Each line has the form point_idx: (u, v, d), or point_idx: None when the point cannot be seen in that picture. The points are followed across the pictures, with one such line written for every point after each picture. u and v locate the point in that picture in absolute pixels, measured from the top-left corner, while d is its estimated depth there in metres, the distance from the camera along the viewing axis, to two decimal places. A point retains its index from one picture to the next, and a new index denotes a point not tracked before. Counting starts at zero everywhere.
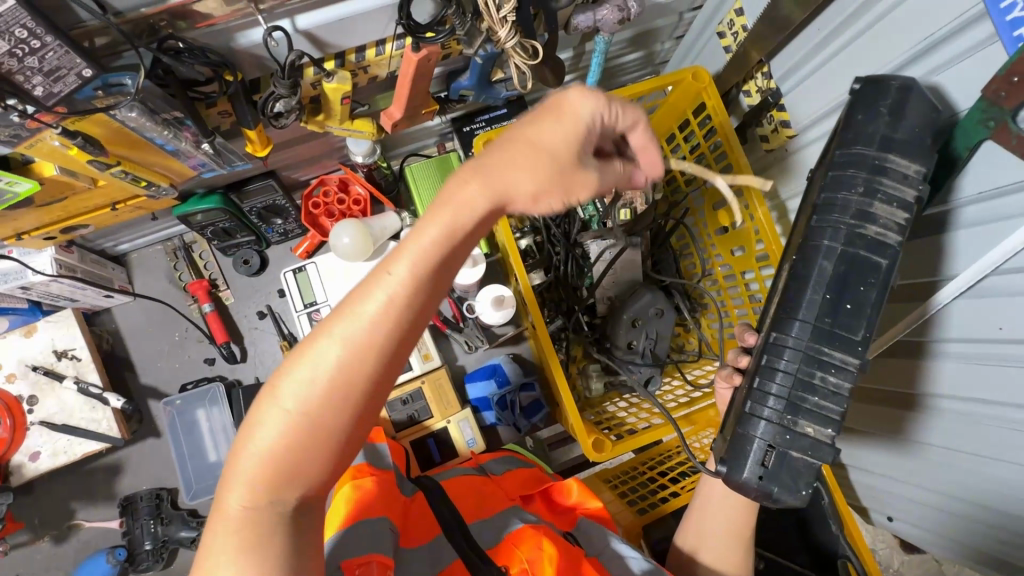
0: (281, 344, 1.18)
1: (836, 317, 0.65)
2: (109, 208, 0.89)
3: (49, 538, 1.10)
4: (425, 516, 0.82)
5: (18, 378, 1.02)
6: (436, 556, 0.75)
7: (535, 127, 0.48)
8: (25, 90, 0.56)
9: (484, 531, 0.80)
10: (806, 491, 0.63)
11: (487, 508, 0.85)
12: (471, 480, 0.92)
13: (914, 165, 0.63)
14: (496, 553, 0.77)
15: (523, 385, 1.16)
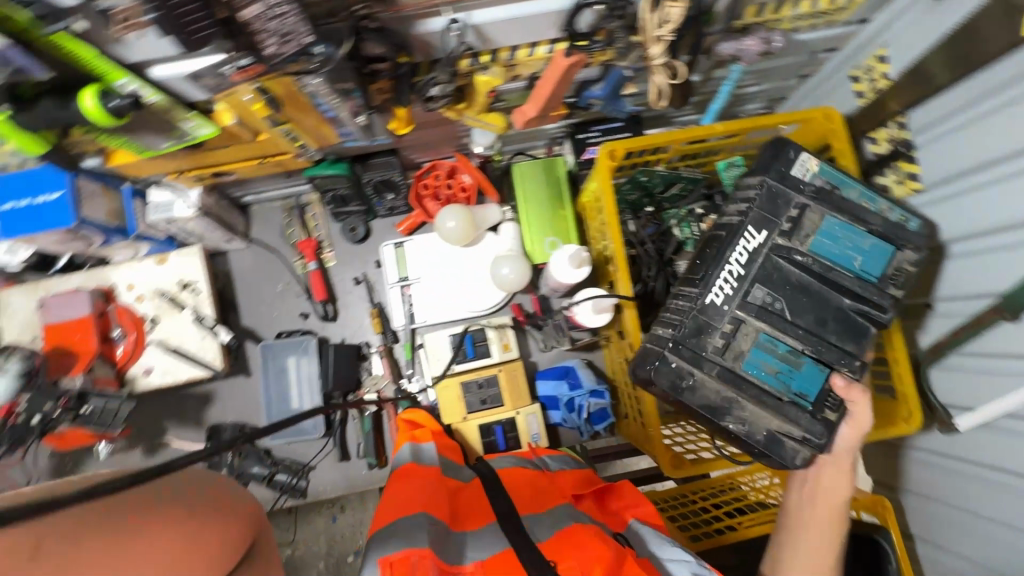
0: (371, 311, 1.25)
1: (688, 271, 0.88)
2: (257, 161, 0.96)
3: (141, 449, 1.20)
4: (479, 502, 0.88)
5: (146, 299, 1.12)
6: (488, 543, 0.78)
7: None
8: (257, 47, 0.63)
9: (537, 525, 0.82)
10: (650, 366, 0.81)
11: (542, 504, 0.87)
12: (528, 477, 0.94)
13: (754, 172, 0.86)
14: (542, 541, 0.79)
15: (592, 392, 1.15)
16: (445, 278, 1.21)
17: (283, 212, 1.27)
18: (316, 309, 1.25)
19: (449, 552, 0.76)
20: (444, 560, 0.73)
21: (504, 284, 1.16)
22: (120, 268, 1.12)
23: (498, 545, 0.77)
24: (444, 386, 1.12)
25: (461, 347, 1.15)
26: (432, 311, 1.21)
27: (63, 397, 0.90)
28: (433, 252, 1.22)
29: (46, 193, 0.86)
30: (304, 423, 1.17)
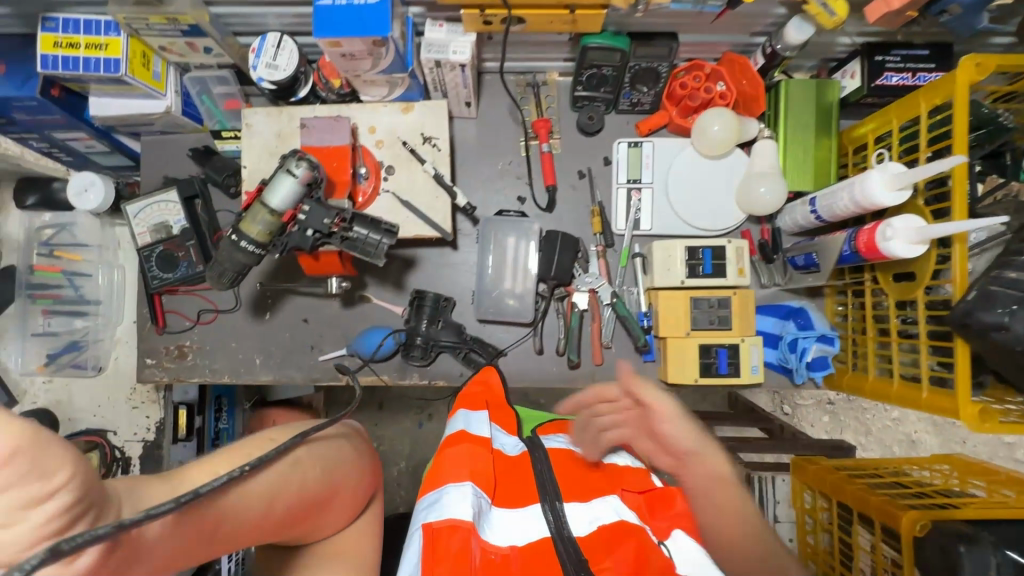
0: (590, 210, 1.18)
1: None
2: (567, 10, 0.91)
3: (340, 299, 1.19)
4: (522, 479, 0.79)
5: (384, 146, 1.07)
6: (525, 528, 0.72)
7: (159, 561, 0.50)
8: None
9: (575, 516, 0.74)
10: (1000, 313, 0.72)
11: (588, 491, 0.79)
12: (578, 462, 0.85)
13: None
14: (586, 545, 0.70)
15: (821, 337, 1.09)
16: (682, 188, 1.14)
17: (516, 87, 1.20)
18: (534, 195, 1.19)
19: (483, 524, 0.69)
20: (480, 536, 0.67)
21: (756, 205, 1.07)
22: (364, 109, 1.08)
23: (538, 532, 0.71)
24: (668, 296, 1.08)
25: (699, 262, 1.07)
26: (658, 219, 1.16)
27: (336, 213, 0.86)
28: (671, 160, 1.16)
29: None
30: (511, 307, 1.14)
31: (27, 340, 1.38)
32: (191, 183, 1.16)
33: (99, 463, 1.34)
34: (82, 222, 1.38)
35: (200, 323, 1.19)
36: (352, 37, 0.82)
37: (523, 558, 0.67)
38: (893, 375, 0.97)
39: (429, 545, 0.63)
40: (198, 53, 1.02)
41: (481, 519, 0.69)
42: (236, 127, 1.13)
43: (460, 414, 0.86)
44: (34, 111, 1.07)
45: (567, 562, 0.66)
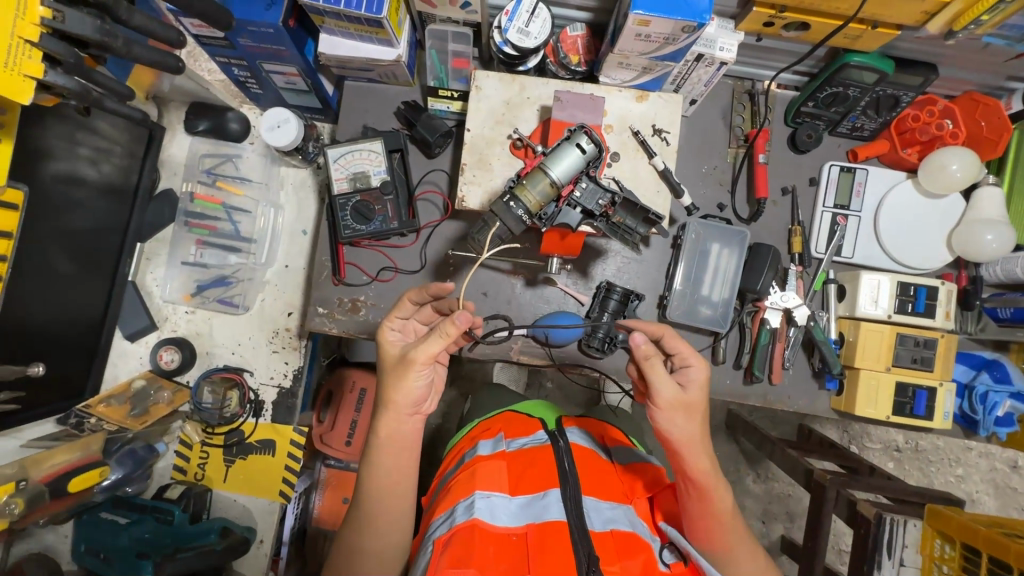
0: (789, 228, 1.16)
1: None
2: (869, 26, 0.87)
3: (522, 278, 1.17)
4: (542, 467, 0.91)
5: (613, 132, 1.04)
6: (544, 508, 0.83)
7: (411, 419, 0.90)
8: None
9: (594, 511, 0.85)
10: None
11: (607, 493, 0.89)
12: (598, 462, 0.96)
13: None
14: (598, 537, 0.80)
15: (1015, 393, 1.07)
16: (893, 221, 1.12)
17: (733, 93, 1.17)
18: (735, 204, 1.16)
19: (499, 512, 0.83)
20: (501, 521, 0.82)
21: (978, 251, 1.05)
22: (600, 90, 1.04)
23: (554, 513, 0.82)
24: (870, 330, 1.07)
25: (910, 299, 1.06)
26: (860, 248, 1.14)
27: (609, 195, 0.83)
28: (884, 192, 1.14)
29: None
30: (703, 313, 1.12)
31: (176, 268, 1.35)
32: (396, 137, 1.14)
33: (236, 402, 1.33)
34: (249, 158, 1.36)
35: (379, 280, 1.17)
36: (666, 18, 0.79)
37: (536, 536, 0.79)
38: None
39: (466, 530, 0.78)
40: (453, 6, 0.99)
41: (499, 510, 0.84)
42: (453, 87, 1.12)
43: (481, 443, 1.00)
44: (263, 38, 1.04)
45: (581, 555, 0.76)
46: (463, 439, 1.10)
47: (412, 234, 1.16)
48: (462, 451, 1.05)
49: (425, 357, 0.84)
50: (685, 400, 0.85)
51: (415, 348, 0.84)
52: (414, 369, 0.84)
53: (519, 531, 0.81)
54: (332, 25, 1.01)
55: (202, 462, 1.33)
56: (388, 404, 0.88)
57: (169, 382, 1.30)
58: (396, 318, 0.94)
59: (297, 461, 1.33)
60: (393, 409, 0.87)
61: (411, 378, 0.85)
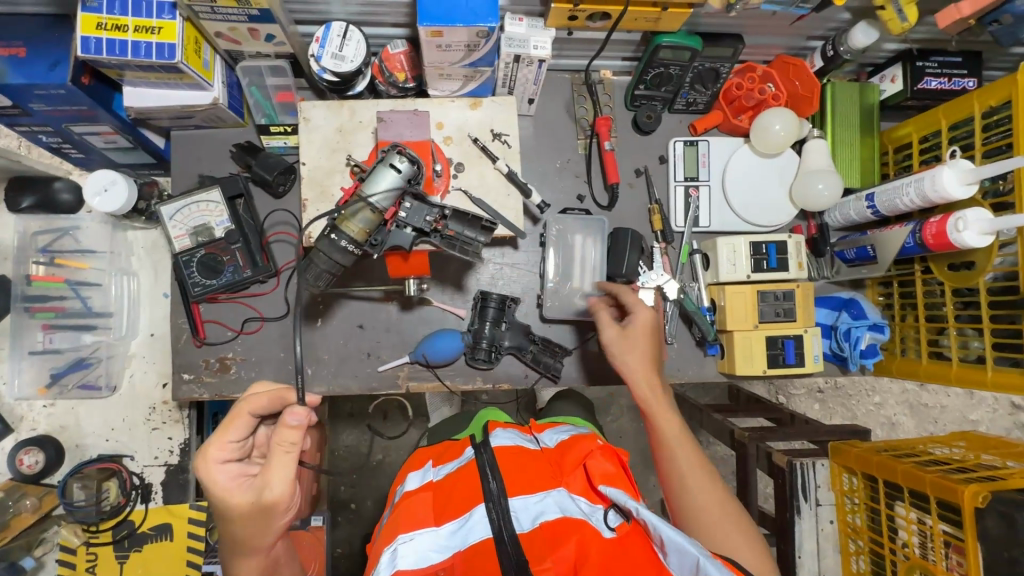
0: (649, 208, 1.19)
1: None
2: (659, 7, 0.90)
3: (397, 303, 1.13)
4: (465, 485, 0.83)
5: (452, 143, 1.03)
6: (469, 530, 0.78)
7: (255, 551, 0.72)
8: None
9: (523, 511, 0.80)
10: None
11: (535, 485, 0.84)
12: (524, 456, 0.89)
13: None
14: (527, 541, 0.77)
15: (872, 325, 1.14)
16: (739, 186, 1.17)
17: (572, 86, 1.19)
18: (594, 193, 1.18)
19: (425, 551, 0.76)
20: (426, 560, 0.75)
21: (812, 200, 1.13)
22: (431, 104, 1.03)
23: (478, 533, 0.77)
24: (735, 291, 1.11)
25: (763, 256, 1.11)
26: (716, 216, 1.19)
27: (437, 210, 0.82)
28: (727, 159, 1.19)
29: None
30: (580, 305, 1.13)
31: (23, 361, 1.22)
32: (234, 181, 1.08)
33: (117, 493, 1.21)
34: (88, 227, 1.24)
35: (244, 333, 1.10)
36: (455, 25, 0.79)
37: (463, 566, 0.74)
38: (985, 361, 0.98)
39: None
40: (257, 40, 0.95)
41: (425, 549, 0.77)
42: (285, 122, 1.07)
43: (408, 476, 0.92)
44: (59, 100, 0.96)
45: (509, 565, 0.72)
46: (397, 472, 1.01)
47: (272, 279, 1.11)
48: (393, 490, 0.96)
49: (286, 492, 0.68)
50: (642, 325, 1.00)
51: (266, 489, 0.67)
52: (276, 514, 0.68)
53: (448, 562, 0.76)
54: (131, 77, 0.95)
55: (90, 565, 1.21)
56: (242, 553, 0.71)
57: (34, 487, 1.18)
58: (227, 443, 0.68)
59: (199, 540, 1.23)
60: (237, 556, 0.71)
61: (273, 521, 0.69)
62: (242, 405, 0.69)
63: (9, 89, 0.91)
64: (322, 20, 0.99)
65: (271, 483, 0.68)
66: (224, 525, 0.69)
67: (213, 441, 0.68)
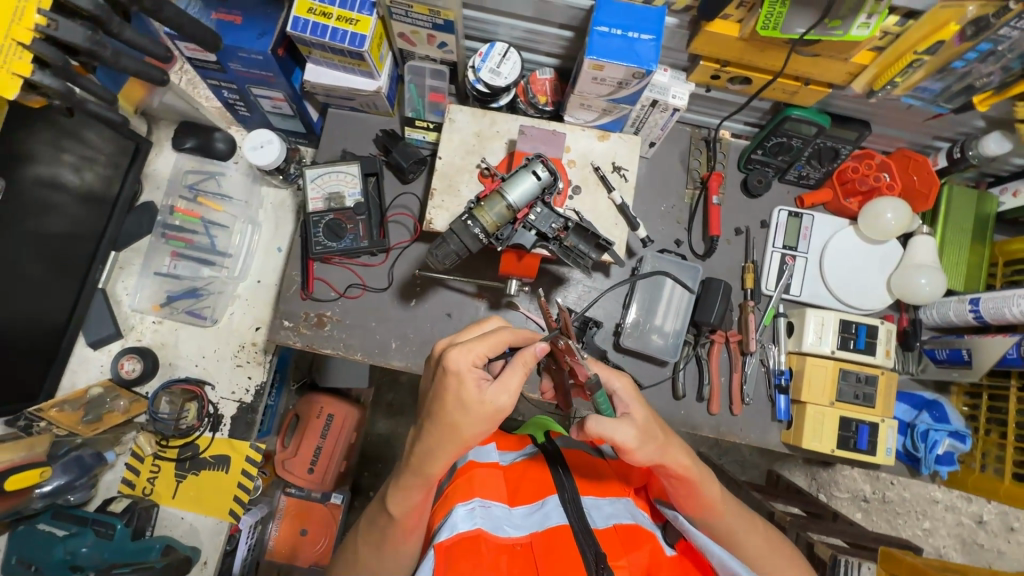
0: (742, 267, 1.22)
1: None
2: (801, 81, 0.96)
3: (486, 301, 1.20)
4: (536, 477, 0.89)
5: (575, 167, 1.11)
6: (545, 515, 0.82)
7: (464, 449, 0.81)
8: None
9: (594, 511, 0.85)
10: None
11: (603, 490, 0.90)
12: (590, 464, 0.95)
13: None
14: (602, 535, 0.81)
15: (954, 432, 1.11)
16: (836, 264, 1.19)
17: (690, 139, 1.26)
18: (692, 241, 1.23)
19: (502, 523, 0.80)
20: (501, 531, 0.79)
21: (912, 294, 1.12)
22: (564, 128, 1.12)
23: (557, 518, 0.80)
24: (815, 364, 1.12)
25: (851, 336, 1.12)
26: (807, 287, 1.21)
27: (562, 221, 0.89)
28: (829, 236, 1.21)
29: (641, 32, 0.88)
30: (658, 342, 1.16)
31: (148, 278, 1.37)
32: (372, 161, 1.20)
33: (194, 415, 1.32)
34: (232, 176, 1.41)
35: (346, 296, 1.20)
36: (617, 63, 0.87)
37: (542, 543, 0.78)
38: None
39: (471, 540, 0.75)
40: (430, 46, 1.08)
41: (501, 521, 0.80)
42: (429, 119, 1.20)
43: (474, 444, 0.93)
44: (252, 64, 1.11)
45: (589, 554, 0.75)
46: None
47: (382, 254, 1.21)
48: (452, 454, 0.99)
49: (509, 402, 0.79)
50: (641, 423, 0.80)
51: (501, 393, 0.79)
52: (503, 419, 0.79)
53: (524, 540, 0.80)
54: (318, 55, 1.09)
55: (152, 476, 1.30)
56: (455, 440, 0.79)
57: (127, 392, 1.30)
58: (481, 352, 0.80)
59: (250, 478, 1.31)
60: (447, 446, 0.79)
61: (492, 417, 0.79)
62: (500, 334, 0.82)
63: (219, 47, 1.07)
64: (486, 39, 1.11)
65: (505, 392, 0.79)
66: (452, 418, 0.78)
67: (470, 346, 0.80)
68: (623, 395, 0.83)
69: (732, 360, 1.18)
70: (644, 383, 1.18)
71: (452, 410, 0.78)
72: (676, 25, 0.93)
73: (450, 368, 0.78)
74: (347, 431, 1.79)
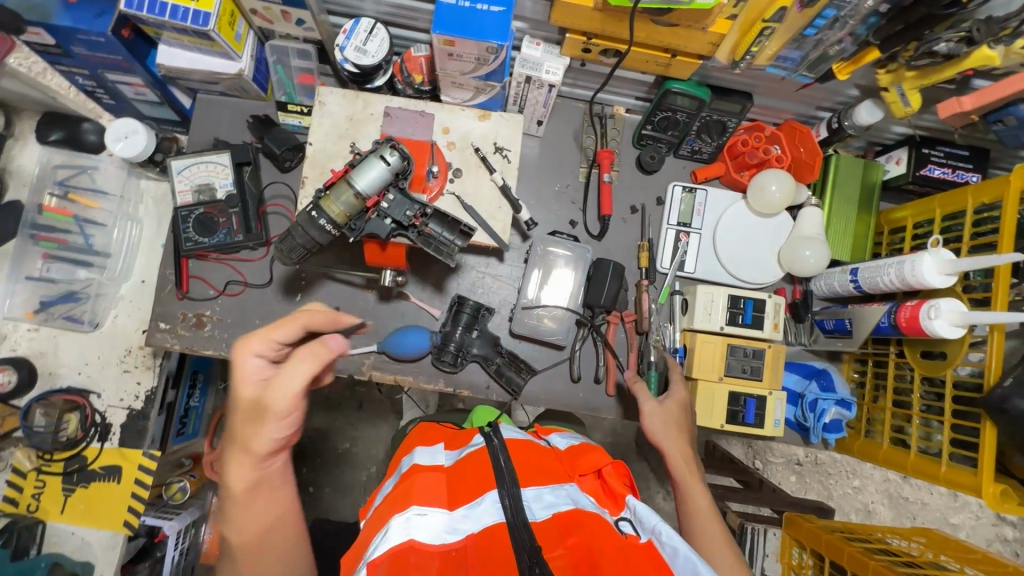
0: (638, 246, 1.21)
1: None
2: (668, 53, 0.93)
3: (375, 293, 1.16)
4: (476, 472, 0.83)
5: (454, 149, 1.06)
6: (481, 513, 0.77)
7: (249, 441, 0.70)
8: None
9: (535, 500, 0.79)
10: None
11: (546, 477, 0.83)
12: (536, 452, 0.89)
13: None
14: (540, 529, 0.76)
15: (840, 401, 1.13)
16: (729, 239, 1.19)
17: (583, 115, 1.22)
18: (587, 221, 1.21)
19: (437, 529, 0.74)
20: (435, 537, 0.73)
21: (799, 266, 1.13)
22: (441, 108, 1.07)
23: (492, 517, 0.76)
24: (705, 341, 1.12)
25: (740, 311, 1.12)
26: (702, 263, 1.20)
27: (418, 207, 0.85)
28: (722, 210, 1.20)
29: (491, 4, 0.83)
30: (552, 326, 1.14)
31: (19, 283, 1.28)
32: (245, 149, 1.13)
33: (76, 426, 1.24)
34: (105, 169, 1.31)
35: (226, 294, 1.14)
36: (467, 38, 0.83)
37: (479, 549, 0.74)
38: (941, 456, 0.97)
39: (399, 550, 0.70)
40: (288, 23, 1.01)
41: (438, 526, 0.75)
42: (303, 103, 1.13)
43: (419, 448, 0.90)
44: (97, 48, 1.02)
45: (522, 551, 0.71)
46: (399, 448, 1.00)
47: (262, 248, 1.14)
48: (396, 462, 0.95)
49: (284, 404, 0.67)
50: (667, 412, 1.01)
51: (271, 394, 0.67)
52: (276, 418, 0.68)
53: (461, 543, 0.75)
54: (167, 36, 1.00)
55: (37, 492, 1.24)
56: (267, 448, 0.71)
57: (1, 405, 1.22)
58: (268, 341, 0.72)
59: (145, 487, 1.25)
60: (245, 418, 0.69)
61: (264, 428, 0.69)
62: (298, 317, 0.73)
63: (53, 29, 0.98)
64: (352, 15, 1.05)
65: (280, 389, 0.67)
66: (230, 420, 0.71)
67: (258, 335, 0.72)
68: (673, 394, 1.03)
69: (629, 341, 1.17)
70: (541, 368, 1.16)
71: (242, 387, 0.71)
72: None
73: (234, 365, 0.72)
74: None
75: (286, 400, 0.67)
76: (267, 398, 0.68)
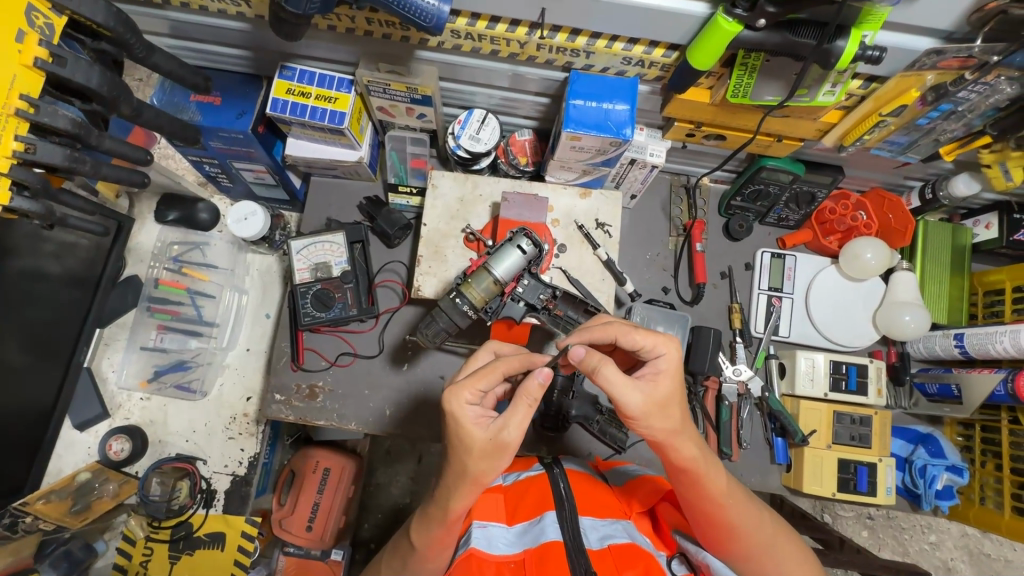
0: (730, 310, 1.23)
1: None
2: (775, 137, 0.98)
3: None
4: (537, 495, 0.86)
5: (558, 225, 1.11)
6: (540, 530, 0.78)
7: (505, 451, 0.72)
8: (1003, 61, 0.69)
9: (592, 530, 0.80)
10: None
11: (605, 510, 0.85)
12: (595, 483, 0.90)
13: None
14: (595, 556, 0.76)
15: (951, 466, 1.12)
16: (822, 303, 1.21)
17: (671, 187, 1.28)
18: (679, 288, 1.24)
19: (495, 542, 0.80)
20: (497, 549, 0.78)
21: (899, 331, 1.14)
22: (546, 188, 1.13)
23: (551, 534, 0.77)
24: (809, 407, 1.13)
25: (842, 376, 1.13)
26: (796, 327, 1.22)
27: (549, 291, 0.91)
28: (812, 275, 1.23)
29: (615, 102, 0.90)
30: None
31: (134, 353, 1.35)
32: (357, 229, 1.20)
33: (186, 493, 1.28)
34: (216, 245, 1.39)
35: (337, 364, 1.19)
36: (594, 135, 0.89)
37: (534, 561, 0.75)
38: None
39: (463, 562, 0.76)
40: (410, 117, 1.09)
41: (495, 540, 0.80)
42: (413, 184, 1.21)
43: None
44: (233, 142, 1.10)
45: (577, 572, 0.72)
46: None
47: (371, 320, 1.20)
48: None
49: (517, 439, 0.72)
50: (657, 397, 0.72)
51: (505, 428, 0.71)
52: (508, 454, 0.72)
53: (517, 556, 0.77)
54: (297, 131, 1.09)
55: (145, 559, 1.27)
56: (466, 481, 0.74)
57: (116, 474, 1.27)
58: (476, 389, 0.73)
59: (246, 555, 1.27)
60: (469, 465, 0.73)
61: (501, 460, 0.73)
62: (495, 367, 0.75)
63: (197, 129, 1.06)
64: (465, 106, 1.14)
65: (509, 427, 0.72)
66: (458, 458, 0.73)
67: (466, 383, 0.73)
68: (661, 364, 0.74)
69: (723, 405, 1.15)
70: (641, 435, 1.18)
71: (455, 455, 0.74)
72: (648, 91, 0.96)
73: (453, 415, 0.72)
74: (345, 483, 1.65)
75: (484, 452, 0.72)
76: (497, 448, 0.72)
